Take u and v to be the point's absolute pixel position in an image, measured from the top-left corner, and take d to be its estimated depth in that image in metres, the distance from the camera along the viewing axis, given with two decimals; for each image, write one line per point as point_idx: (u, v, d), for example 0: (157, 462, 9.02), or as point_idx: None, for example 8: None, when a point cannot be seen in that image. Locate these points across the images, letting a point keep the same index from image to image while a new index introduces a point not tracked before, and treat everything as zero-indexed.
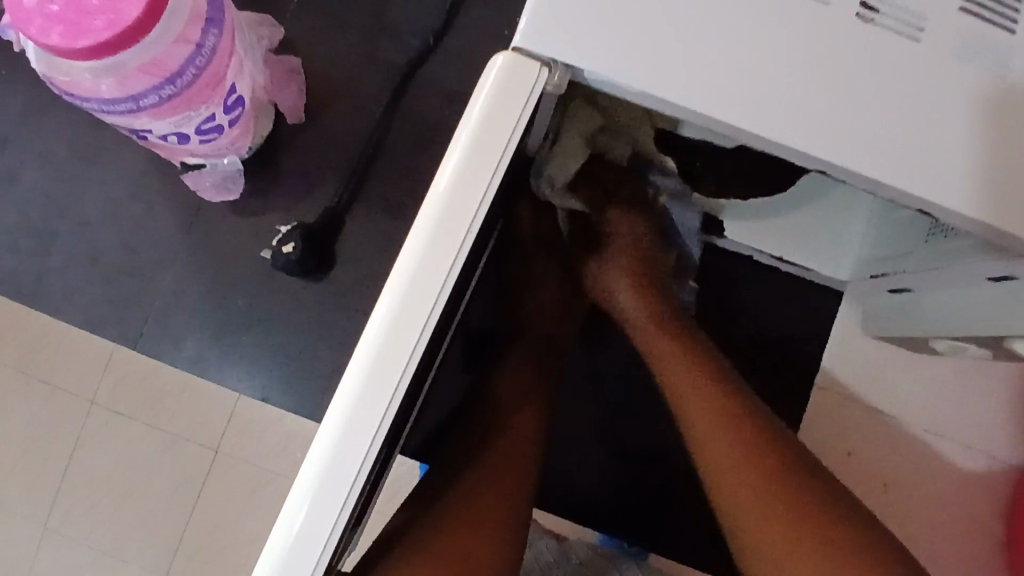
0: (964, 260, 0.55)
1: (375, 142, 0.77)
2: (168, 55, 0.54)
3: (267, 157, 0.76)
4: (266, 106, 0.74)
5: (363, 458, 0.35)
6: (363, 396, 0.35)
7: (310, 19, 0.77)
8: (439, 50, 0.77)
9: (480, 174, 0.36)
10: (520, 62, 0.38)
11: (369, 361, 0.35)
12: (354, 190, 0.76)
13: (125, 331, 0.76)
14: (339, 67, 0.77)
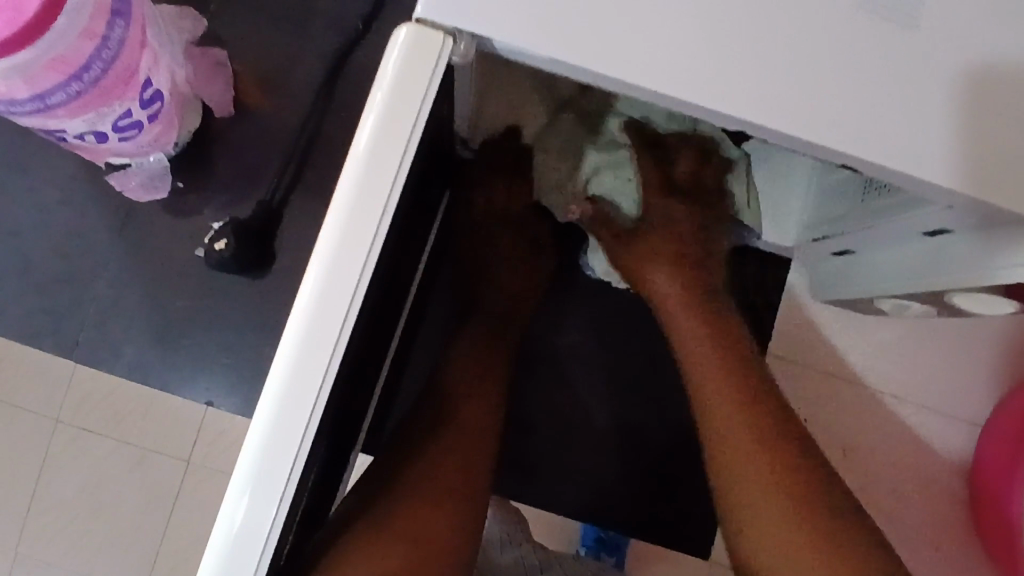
0: (899, 215, 0.55)
1: (309, 130, 0.75)
2: (73, 51, 0.52)
3: (197, 153, 0.74)
4: (192, 100, 0.72)
5: (301, 438, 0.34)
6: (292, 380, 0.34)
7: (235, 9, 0.75)
8: (370, 35, 0.75)
9: (396, 142, 0.35)
10: (425, 28, 0.37)
11: (297, 344, 0.34)
12: (291, 182, 0.75)
13: (60, 340, 0.73)
14: (268, 57, 0.75)
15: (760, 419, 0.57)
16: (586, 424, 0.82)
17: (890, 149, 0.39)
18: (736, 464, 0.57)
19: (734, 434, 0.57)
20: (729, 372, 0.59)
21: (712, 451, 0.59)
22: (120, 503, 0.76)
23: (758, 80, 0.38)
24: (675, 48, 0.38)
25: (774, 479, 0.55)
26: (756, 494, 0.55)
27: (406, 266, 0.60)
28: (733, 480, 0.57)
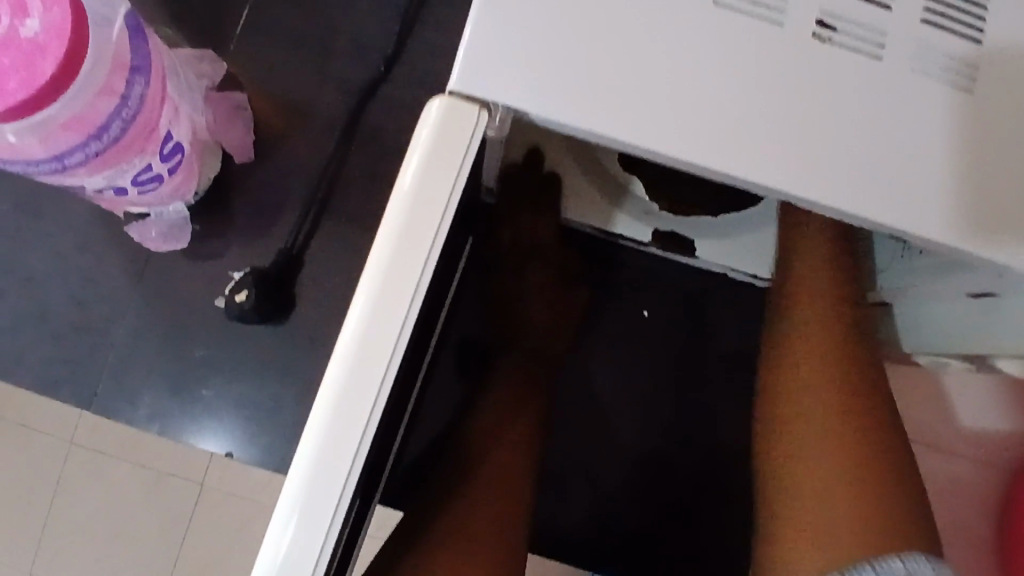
0: (959, 282, 0.54)
1: (330, 173, 0.74)
2: (92, 110, 0.51)
3: (217, 197, 0.73)
4: (212, 146, 0.70)
5: (357, 443, 0.39)
6: (337, 420, 0.39)
7: (254, 51, 0.74)
8: (392, 77, 0.74)
9: (428, 219, 0.41)
10: (456, 107, 0.42)
11: (339, 386, 0.40)
12: (312, 227, 0.73)
13: (79, 392, 0.72)
14: (288, 99, 0.74)
15: (844, 412, 0.58)
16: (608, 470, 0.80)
17: None
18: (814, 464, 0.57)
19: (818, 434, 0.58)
20: (824, 352, 0.61)
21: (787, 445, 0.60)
22: (142, 522, 0.88)
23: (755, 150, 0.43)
24: None
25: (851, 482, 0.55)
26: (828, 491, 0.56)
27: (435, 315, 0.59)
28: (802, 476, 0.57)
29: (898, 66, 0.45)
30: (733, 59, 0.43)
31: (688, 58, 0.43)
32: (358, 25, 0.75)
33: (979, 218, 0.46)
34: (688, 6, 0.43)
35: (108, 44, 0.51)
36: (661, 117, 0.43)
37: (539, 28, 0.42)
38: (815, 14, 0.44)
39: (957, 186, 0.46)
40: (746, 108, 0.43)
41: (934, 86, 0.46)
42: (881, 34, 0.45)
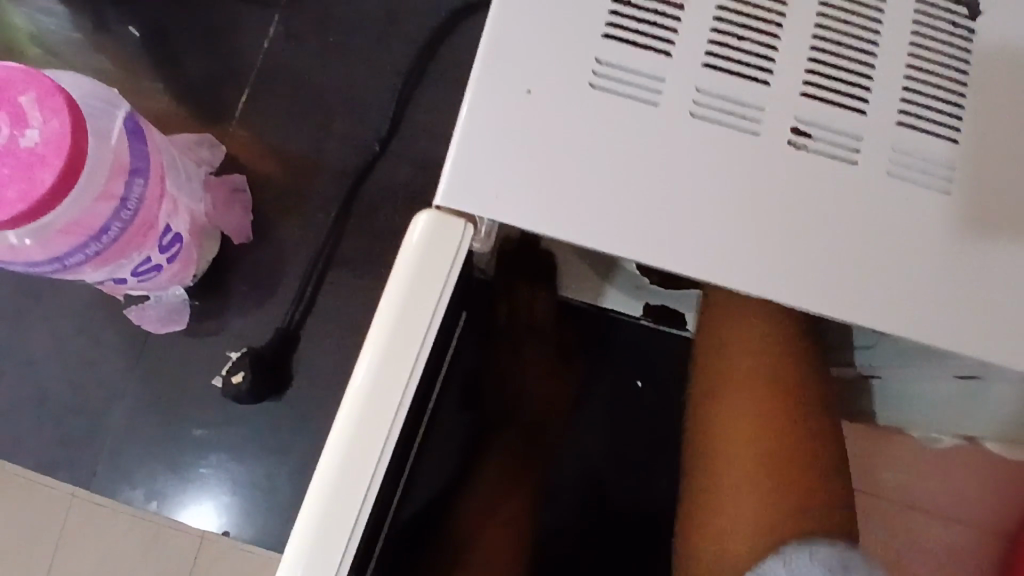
0: (932, 369, 0.56)
1: (326, 255, 0.85)
2: (92, 214, 0.56)
3: (214, 279, 0.84)
4: (211, 231, 0.82)
5: (346, 540, 0.41)
6: (320, 537, 0.40)
7: (252, 156, 0.87)
8: (373, 175, 0.86)
9: (413, 335, 0.42)
10: (442, 221, 0.43)
11: (321, 503, 0.41)
12: (302, 313, 0.84)
13: (76, 474, 0.83)
14: (283, 197, 0.86)
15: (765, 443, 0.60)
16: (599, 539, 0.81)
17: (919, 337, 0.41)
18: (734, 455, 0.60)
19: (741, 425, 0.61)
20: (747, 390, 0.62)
21: (711, 434, 0.63)
22: None
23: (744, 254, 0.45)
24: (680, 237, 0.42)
25: (763, 478, 0.58)
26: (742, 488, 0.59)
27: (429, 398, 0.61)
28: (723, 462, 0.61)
29: (875, 170, 0.46)
30: (708, 171, 0.45)
31: (667, 171, 0.45)
32: (346, 131, 0.87)
33: (965, 317, 0.46)
34: (669, 122, 0.45)
35: (107, 152, 0.57)
36: (640, 228, 0.45)
37: (524, 146, 0.44)
38: (791, 122, 0.46)
39: (940, 285, 0.46)
40: (722, 218, 0.45)
41: (912, 188, 0.46)
42: (857, 139, 0.46)
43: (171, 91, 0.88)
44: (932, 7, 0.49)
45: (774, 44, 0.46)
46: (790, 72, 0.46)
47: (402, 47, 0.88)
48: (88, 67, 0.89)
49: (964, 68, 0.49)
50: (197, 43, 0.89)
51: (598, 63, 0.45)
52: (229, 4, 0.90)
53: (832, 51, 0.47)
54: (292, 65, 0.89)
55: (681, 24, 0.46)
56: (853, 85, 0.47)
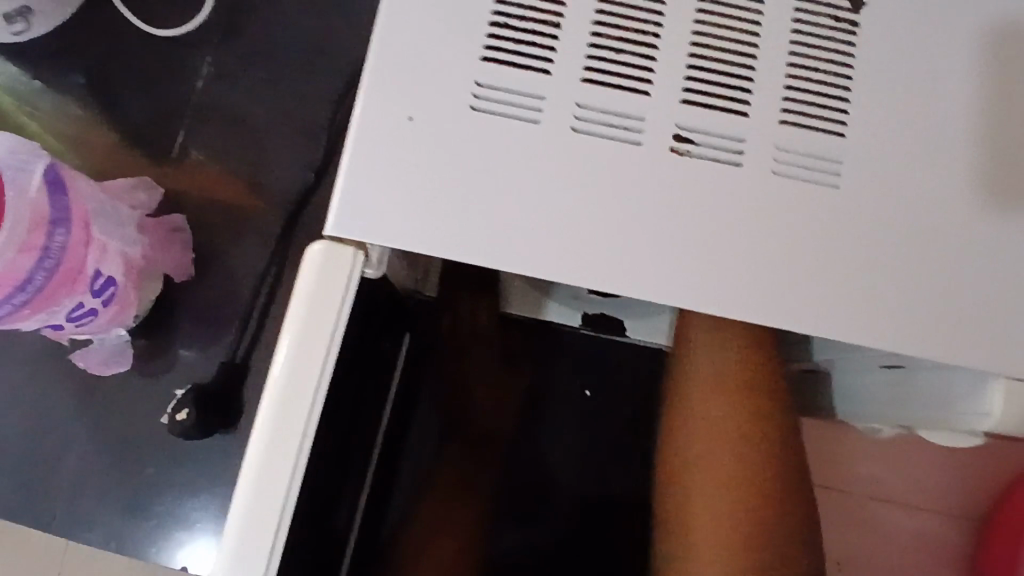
0: (860, 355, 0.57)
1: (269, 283, 0.91)
2: (14, 267, 0.63)
3: (159, 317, 0.90)
4: (156, 272, 0.88)
5: (265, 562, 0.43)
6: (236, 568, 0.42)
7: (193, 198, 0.93)
8: (310, 202, 0.93)
9: (312, 364, 0.43)
10: (335, 250, 0.44)
11: (236, 535, 0.42)
12: (247, 345, 0.90)
13: (40, 517, 0.88)
14: (225, 234, 0.92)
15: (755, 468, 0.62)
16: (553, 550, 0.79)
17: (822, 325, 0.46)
18: (708, 474, 0.62)
19: (715, 446, 0.63)
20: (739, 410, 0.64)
21: (687, 458, 0.64)
22: None
23: (639, 261, 0.46)
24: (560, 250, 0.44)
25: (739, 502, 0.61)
26: (718, 514, 0.61)
27: (366, 420, 0.62)
28: (695, 486, 0.63)
29: (761, 170, 0.47)
30: (595, 184, 0.46)
31: (555, 187, 0.46)
32: (283, 162, 0.93)
33: (862, 307, 0.47)
34: (551, 135, 0.46)
35: (25, 208, 0.65)
36: (534, 245, 0.45)
37: (411, 171, 0.45)
38: (672, 129, 0.47)
39: (836, 277, 0.47)
40: (614, 228, 0.46)
41: (800, 185, 0.47)
42: (740, 141, 0.47)
43: (115, 138, 0.93)
44: (814, 4, 0.49)
45: (652, 54, 0.47)
46: (667, 81, 0.47)
47: (331, 80, 0.95)
48: (37, 115, 0.93)
49: (850, 61, 0.49)
50: (139, 90, 0.94)
51: (477, 86, 0.46)
52: (169, 49, 0.95)
53: (709, 57, 0.48)
54: (230, 104, 0.94)
55: (558, 43, 0.47)
56: (733, 89, 0.48)
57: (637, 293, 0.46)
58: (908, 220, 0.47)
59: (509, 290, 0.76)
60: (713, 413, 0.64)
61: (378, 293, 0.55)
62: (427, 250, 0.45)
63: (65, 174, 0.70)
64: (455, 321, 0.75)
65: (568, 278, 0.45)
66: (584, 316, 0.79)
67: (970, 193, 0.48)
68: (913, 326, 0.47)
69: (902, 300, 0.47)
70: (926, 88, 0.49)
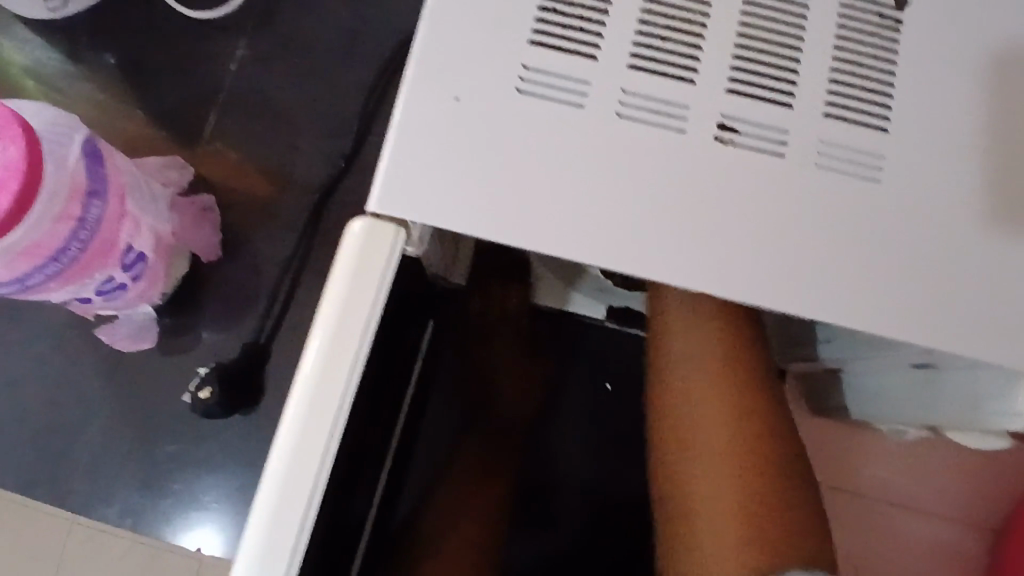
0: (890, 353, 0.57)
1: (292, 269, 0.91)
2: (50, 236, 0.64)
3: (182, 298, 0.90)
4: (180, 251, 0.88)
5: (298, 533, 0.42)
6: (269, 538, 0.42)
7: (219, 180, 0.93)
8: (337, 190, 0.93)
9: (350, 337, 0.43)
10: (376, 227, 0.44)
11: (268, 509, 0.42)
12: (270, 329, 0.90)
13: (55, 492, 0.88)
14: (251, 217, 0.92)
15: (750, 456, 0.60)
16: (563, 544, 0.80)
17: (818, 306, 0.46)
18: (711, 474, 0.59)
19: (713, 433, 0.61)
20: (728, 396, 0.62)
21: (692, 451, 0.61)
22: None
23: (681, 245, 0.46)
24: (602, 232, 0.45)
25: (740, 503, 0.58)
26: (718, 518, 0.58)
27: (390, 403, 0.62)
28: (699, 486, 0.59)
29: (804, 162, 0.47)
30: (638, 167, 0.46)
31: (596, 168, 0.46)
32: (312, 149, 0.94)
33: (901, 303, 0.47)
34: (595, 120, 0.46)
35: (65, 177, 0.65)
36: (575, 228, 0.45)
37: (456, 149, 0.45)
38: (717, 118, 0.47)
39: (874, 273, 0.47)
40: (656, 214, 0.46)
41: (843, 179, 0.47)
42: (784, 132, 0.47)
43: (143, 119, 0.93)
44: (860, 0, 0.49)
45: (698, 44, 0.47)
46: (713, 71, 0.47)
47: (363, 69, 0.95)
48: (67, 92, 0.93)
49: (894, 59, 0.49)
50: (168, 71, 0.95)
51: (525, 68, 0.46)
52: (199, 31, 0.95)
53: (755, 48, 0.48)
54: (258, 88, 0.95)
55: (605, 29, 0.47)
56: (778, 81, 0.48)
57: (678, 278, 0.46)
58: (949, 216, 0.47)
59: (536, 280, 0.76)
60: (703, 398, 0.62)
61: (410, 274, 0.55)
62: (469, 228, 0.45)
63: (103, 147, 0.70)
64: (481, 306, 0.75)
65: (608, 263, 0.45)
66: (609, 308, 0.80)
67: (1011, 195, 0.48)
68: (949, 322, 0.47)
69: (940, 297, 0.47)
70: (970, 86, 0.49)
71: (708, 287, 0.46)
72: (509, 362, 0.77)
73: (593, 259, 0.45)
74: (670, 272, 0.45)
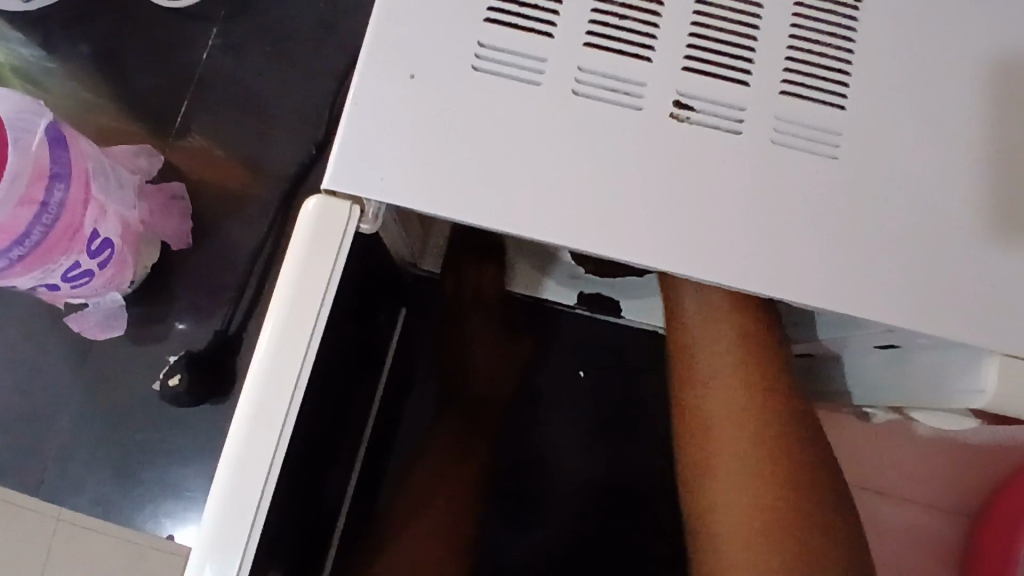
0: (855, 333, 0.58)
1: (267, 256, 0.91)
2: (11, 220, 0.65)
3: (157, 286, 0.90)
4: (151, 238, 0.88)
5: (258, 505, 0.42)
6: (228, 510, 0.42)
7: (193, 168, 0.93)
8: (311, 178, 0.93)
9: (307, 312, 0.43)
10: (330, 203, 0.45)
11: (226, 483, 0.42)
12: (244, 317, 0.90)
13: (27, 480, 0.88)
14: (225, 205, 0.92)
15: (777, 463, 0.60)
16: (541, 535, 0.79)
17: (777, 279, 0.46)
18: (731, 474, 0.60)
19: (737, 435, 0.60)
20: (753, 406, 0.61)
21: (712, 446, 0.61)
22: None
23: (642, 220, 0.46)
24: (560, 207, 0.45)
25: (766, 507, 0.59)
26: (742, 518, 0.59)
27: (360, 388, 0.63)
28: (722, 484, 0.60)
29: (759, 138, 0.47)
30: (593, 139, 0.46)
31: (553, 143, 0.46)
32: (286, 137, 0.94)
33: (858, 280, 0.47)
34: (549, 96, 0.46)
35: (28, 162, 0.66)
36: (535, 203, 0.45)
37: (410, 126, 0.45)
38: (673, 96, 0.47)
39: (830, 249, 0.47)
40: (616, 189, 0.46)
41: (797, 155, 0.47)
42: (739, 110, 0.47)
43: (116, 108, 0.93)
44: None
45: (654, 22, 0.47)
46: (668, 48, 0.47)
47: (338, 57, 0.95)
48: (42, 81, 0.93)
49: (852, 37, 0.49)
50: (143, 60, 0.94)
51: (480, 46, 0.46)
52: (175, 20, 0.95)
53: (711, 26, 0.48)
54: (232, 77, 0.95)
55: (562, 7, 0.47)
56: (734, 59, 0.48)
57: (640, 253, 0.45)
58: (903, 190, 0.47)
59: (510, 268, 0.75)
60: (719, 397, 0.62)
61: (375, 254, 0.55)
62: (423, 203, 0.44)
63: (68, 133, 0.71)
64: (457, 290, 0.74)
65: (566, 240, 0.45)
66: (581, 295, 0.78)
67: (969, 173, 0.48)
68: (907, 298, 0.47)
69: (897, 274, 0.47)
70: (926, 62, 0.49)
71: (670, 259, 0.46)
72: (484, 347, 0.76)
73: (553, 233, 0.45)
74: (631, 245, 0.45)
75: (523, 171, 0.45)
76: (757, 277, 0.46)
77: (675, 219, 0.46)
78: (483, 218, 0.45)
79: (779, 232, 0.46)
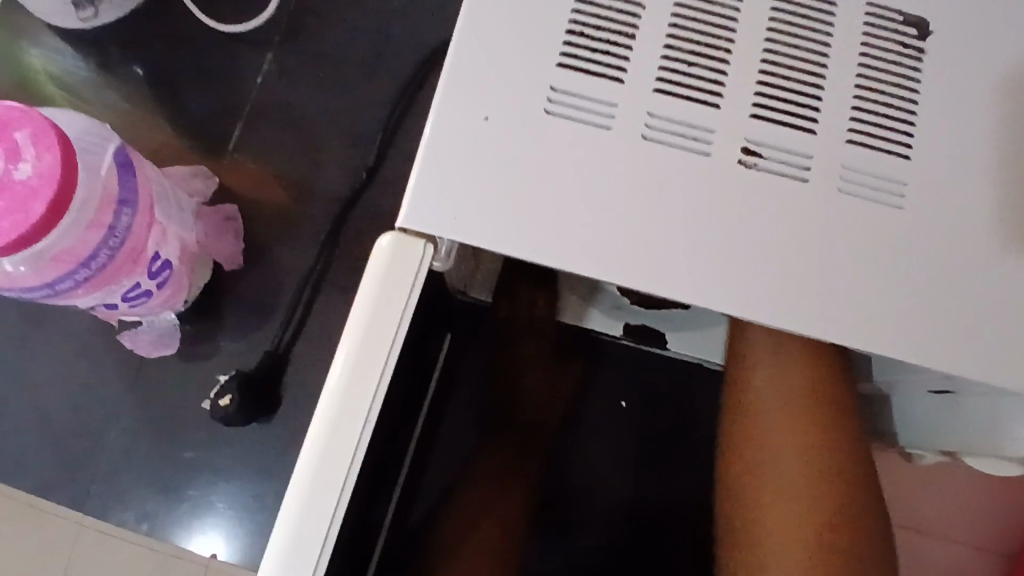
0: (906, 378, 0.59)
1: (315, 278, 0.93)
2: (81, 244, 0.66)
3: (205, 306, 0.92)
4: (204, 258, 0.90)
5: (325, 534, 0.43)
6: (296, 538, 0.42)
7: (243, 189, 0.95)
8: (358, 202, 0.94)
9: (381, 345, 0.44)
10: (404, 240, 0.45)
11: (297, 510, 0.43)
12: (291, 338, 0.91)
13: (73, 492, 0.89)
14: (273, 226, 0.94)
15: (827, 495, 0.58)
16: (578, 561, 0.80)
17: (843, 326, 0.46)
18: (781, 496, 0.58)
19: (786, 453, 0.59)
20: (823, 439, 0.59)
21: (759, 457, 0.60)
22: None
23: (704, 264, 0.46)
24: (627, 248, 0.46)
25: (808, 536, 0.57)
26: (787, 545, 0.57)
27: (411, 414, 0.64)
28: (769, 500, 0.58)
29: (827, 186, 0.47)
30: (663, 183, 0.46)
31: (624, 185, 0.46)
32: (334, 160, 0.95)
33: (925, 329, 0.47)
34: (619, 142, 0.47)
35: (96, 186, 0.68)
36: (604, 244, 0.46)
37: (482, 166, 0.46)
38: (741, 142, 0.47)
39: (896, 297, 0.47)
40: (683, 231, 0.46)
41: (864, 203, 0.47)
42: (807, 157, 0.48)
43: (169, 128, 0.95)
44: (882, 30, 0.50)
45: (723, 70, 0.48)
46: (738, 96, 0.48)
47: (387, 84, 0.97)
48: (98, 100, 0.95)
49: (917, 88, 0.50)
50: (196, 82, 0.96)
51: (553, 90, 0.47)
52: (227, 42, 0.97)
53: (778, 75, 0.49)
54: (282, 100, 0.96)
55: (631, 53, 0.48)
56: (801, 108, 0.48)
57: (706, 295, 0.46)
58: (968, 244, 0.48)
59: (562, 301, 0.76)
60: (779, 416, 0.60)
61: (435, 286, 0.56)
62: (495, 243, 0.45)
63: (134, 157, 0.73)
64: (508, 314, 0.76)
65: (632, 281, 0.46)
66: (626, 326, 0.78)
67: None
68: (978, 354, 0.47)
69: (967, 327, 0.47)
70: (994, 116, 0.49)
71: (737, 302, 0.46)
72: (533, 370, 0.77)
73: (620, 274, 0.46)
74: (697, 287, 0.46)
75: (594, 213, 0.46)
76: (822, 323, 0.46)
77: (742, 264, 0.46)
78: (551, 259, 0.46)
79: (846, 279, 0.47)
